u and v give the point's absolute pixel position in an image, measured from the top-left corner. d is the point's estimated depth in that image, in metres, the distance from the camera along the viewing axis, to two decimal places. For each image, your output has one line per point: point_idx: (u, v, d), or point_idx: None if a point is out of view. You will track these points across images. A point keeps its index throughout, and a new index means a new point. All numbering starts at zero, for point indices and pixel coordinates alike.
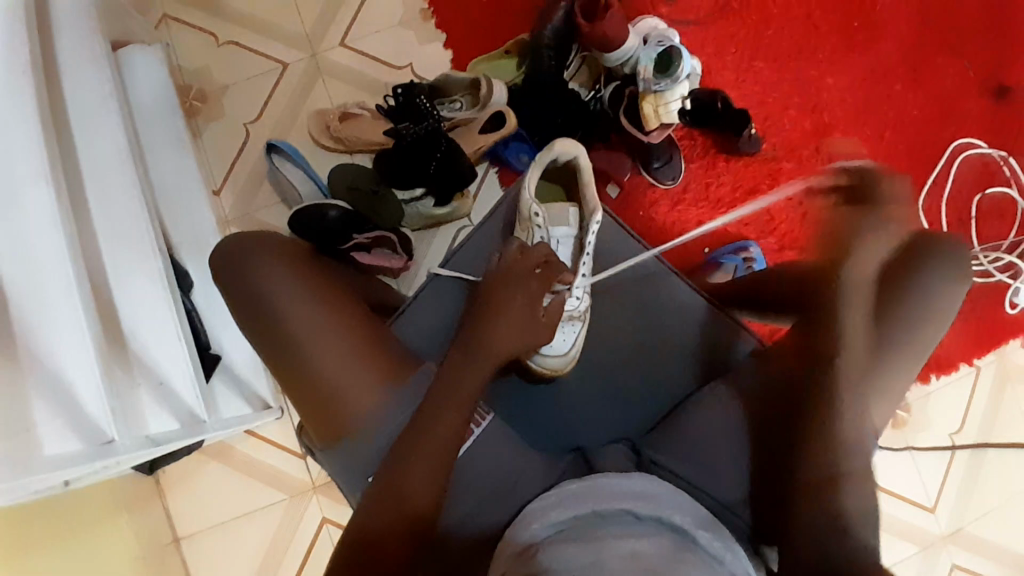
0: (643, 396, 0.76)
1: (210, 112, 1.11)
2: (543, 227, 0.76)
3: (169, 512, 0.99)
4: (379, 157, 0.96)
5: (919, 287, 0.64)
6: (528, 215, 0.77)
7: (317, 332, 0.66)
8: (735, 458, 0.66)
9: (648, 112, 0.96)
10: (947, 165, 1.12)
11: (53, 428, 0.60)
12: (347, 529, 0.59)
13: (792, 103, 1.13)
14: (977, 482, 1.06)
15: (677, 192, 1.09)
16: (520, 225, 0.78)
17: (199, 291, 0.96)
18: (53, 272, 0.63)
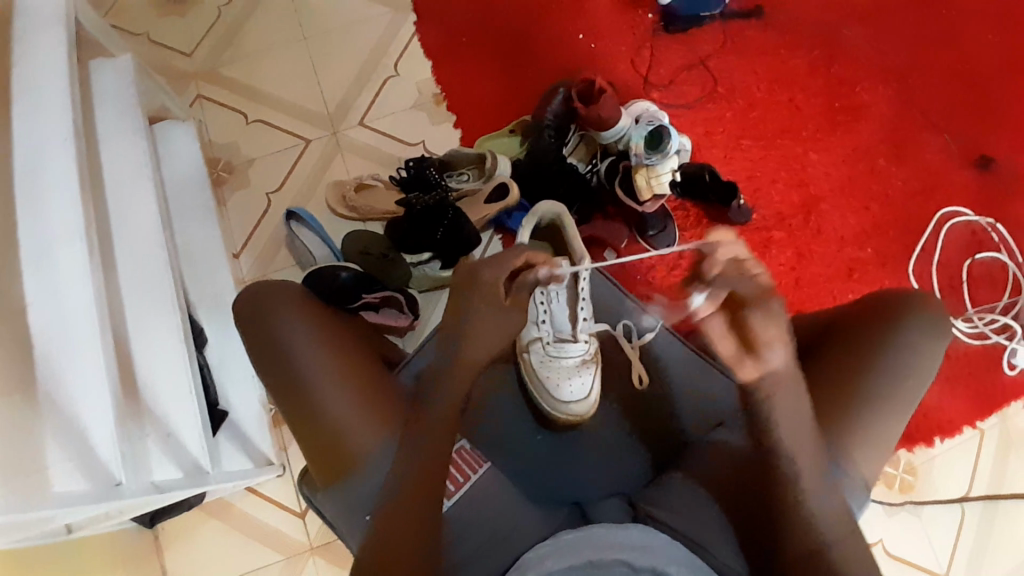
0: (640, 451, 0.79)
1: (235, 182, 1.20)
2: None
3: (164, 571, 0.98)
4: (392, 223, 1.03)
5: (897, 343, 0.67)
6: None
7: (325, 374, 0.69)
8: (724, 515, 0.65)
9: (642, 184, 1.04)
10: (934, 233, 1.17)
11: (64, 468, 0.62)
12: None
13: (779, 176, 1.21)
14: (990, 544, 1.03)
15: (673, 258, 1.14)
16: None
17: (212, 347, 1.00)
18: (79, 322, 0.68)
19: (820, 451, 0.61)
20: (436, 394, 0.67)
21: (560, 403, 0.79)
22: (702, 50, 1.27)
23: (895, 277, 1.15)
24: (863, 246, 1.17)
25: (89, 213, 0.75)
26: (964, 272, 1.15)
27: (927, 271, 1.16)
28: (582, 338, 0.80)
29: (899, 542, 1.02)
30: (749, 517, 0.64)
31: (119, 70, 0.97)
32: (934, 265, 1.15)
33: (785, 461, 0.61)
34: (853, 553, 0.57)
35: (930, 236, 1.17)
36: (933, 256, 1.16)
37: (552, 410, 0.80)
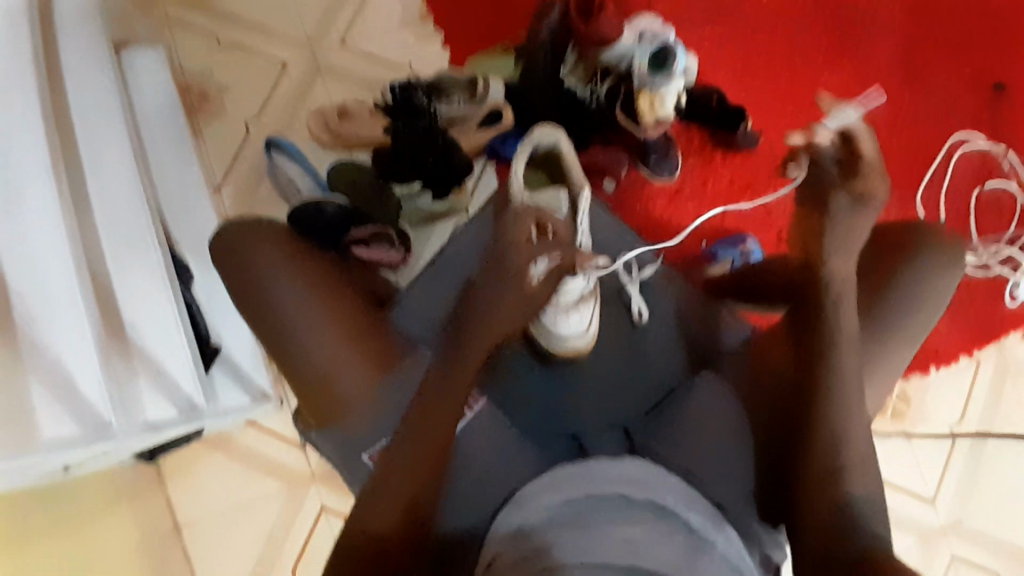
0: (640, 386, 0.78)
1: (211, 110, 1.12)
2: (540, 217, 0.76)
3: (170, 502, 0.98)
4: (378, 153, 0.97)
5: (911, 276, 0.65)
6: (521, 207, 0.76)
7: (311, 316, 0.67)
8: (724, 449, 0.66)
9: (643, 108, 0.97)
10: (945, 161, 1.13)
11: (52, 413, 0.61)
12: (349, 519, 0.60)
13: (788, 99, 1.14)
14: (978, 471, 1.05)
15: (673, 186, 1.10)
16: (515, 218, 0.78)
17: (198, 284, 0.96)
18: (54, 264, 0.65)
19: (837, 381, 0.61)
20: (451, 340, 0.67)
21: (561, 341, 0.77)
22: None
23: (904, 205, 1.11)
24: None
25: (54, 146, 0.70)
26: (973, 202, 1.12)
27: (935, 201, 1.11)
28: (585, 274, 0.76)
29: (891, 468, 1.04)
30: (769, 452, 0.65)
31: None
32: (943, 194, 1.11)
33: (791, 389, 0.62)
34: (857, 478, 0.57)
35: (940, 166, 1.13)
36: (941, 184, 1.12)
37: (551, 347, 0.78)
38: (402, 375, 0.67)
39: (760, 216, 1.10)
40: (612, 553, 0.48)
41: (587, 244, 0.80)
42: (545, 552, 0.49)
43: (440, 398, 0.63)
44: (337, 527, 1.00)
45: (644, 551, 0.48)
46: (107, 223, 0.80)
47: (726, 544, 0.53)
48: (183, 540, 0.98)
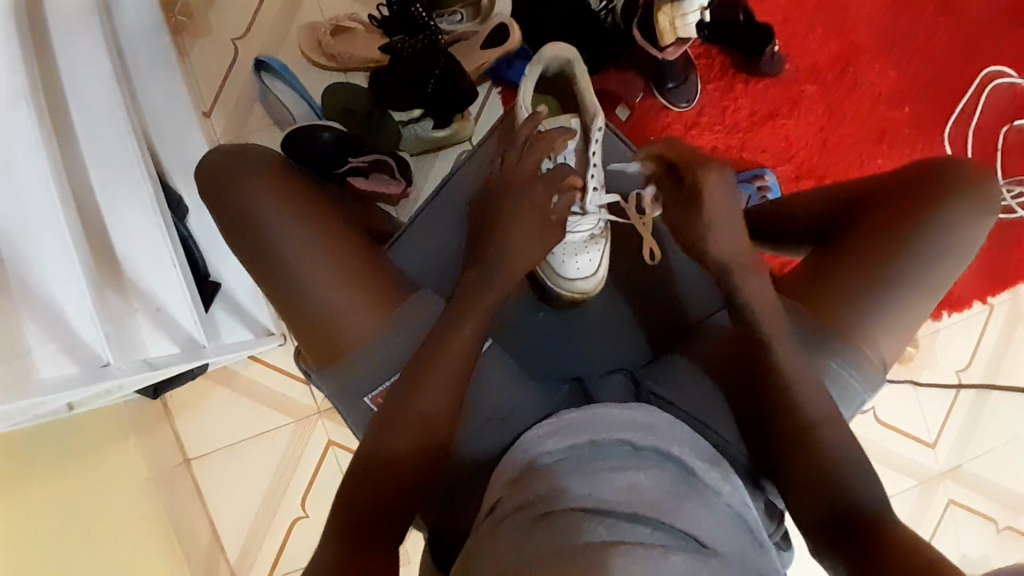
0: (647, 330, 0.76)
1: (196, 28, 1.04)
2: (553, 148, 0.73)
3: (178, 434, 1.01)
4: (374, 76, 0.91)
5: (945, 221, 0.61)
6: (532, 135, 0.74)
7: (309, 254, 0.64)
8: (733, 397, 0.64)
9: (664, 26, 0.88)
10: (975, 96, 1.05)
11: (47, 352, 0.59)
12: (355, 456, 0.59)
13: (818, 20, 1.05)
14: (981, 417, 1.05)
15: (691, 115, 1.03)
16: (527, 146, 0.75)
17: (193, 218, 0.93)
18: (36, 195, 0.62)
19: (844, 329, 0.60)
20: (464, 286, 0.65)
21: (568, 283, 0.75)
22: None
23: (929, 141, 1.04)
24: (900, 104, 1.05)
25: (26, 68, 0.65)
26: (1000, 139, 1.04)
27: (962, 135, 1.04)
28: (590, 209, 0.74)
29: (892, 411, 1.05)
30: (747, 400, 0.62)
31: None
32: (971, 129, 1.04)
33: (783, 341, 0.60)
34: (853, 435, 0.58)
35: (971, 99, 1.05)
36: (970, 119, 1.04)
37: (557, 287, 0.75)
38: (405, 312, 0.65)
39: (780, 149, 1.04)
40: (616, 498, 0.47)
41: (599, 179, 0.74)
42: (549, 497, 0.48)
43: (450, 338, 0.61)
44: (343, 461, 1.02)
45: (648, 497, 0.48)
46: (91, 152, 0.75)
47: (732, 495, 0.53)
48: (193, 472, 1.01)
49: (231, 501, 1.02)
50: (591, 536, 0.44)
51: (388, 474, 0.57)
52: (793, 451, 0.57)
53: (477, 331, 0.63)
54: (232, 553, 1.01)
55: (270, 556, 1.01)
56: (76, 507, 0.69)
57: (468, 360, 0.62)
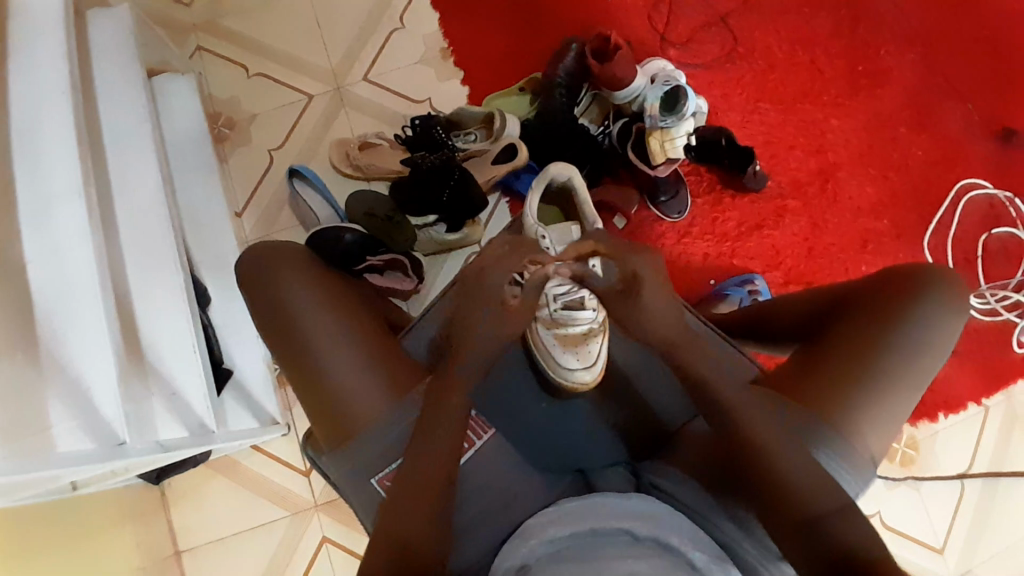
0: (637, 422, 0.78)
1: (237, 139, 1.17)
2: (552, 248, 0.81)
3: (171, 525, 0.99)
4: (397, 184, 1.01)
5: (920, 318, 0.66)
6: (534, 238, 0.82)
7: (328, 338, 0.69)
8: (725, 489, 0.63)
9: (655, 148, 1.00)
10: (951, 207, 1.14)
11: (68, 429, 0.61)
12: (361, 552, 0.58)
13: (797, 143, 1.17)
14: (990, 523, 1.03)
15: (683, 225, 1.11)
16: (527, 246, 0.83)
17: (216, 307, 0.98)
18: (77, 279, 0.67)
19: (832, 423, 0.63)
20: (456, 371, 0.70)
21: (564, 371, 0.80)
22: (723, 7, 1.22)
23: (910, 250, 1.12)
24: (878, 217, 1.14)
25: (88, 170, 0.73)
26: (979, 247, 1.12)
27: (942, 244, 1.13)
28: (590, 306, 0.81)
29: (897, 515, 1.03)
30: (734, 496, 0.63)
31: (114, 17, 0.93)
32: (949, 238, 1.13)
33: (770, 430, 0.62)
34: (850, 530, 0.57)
35: (948, 210, 1.14)
36: (948, 230, 1.13)
37: (561, 377, 0.80)
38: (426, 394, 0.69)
39: (769, 257, 1.12)
40: None
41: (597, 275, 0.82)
42: None
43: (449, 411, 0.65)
44: (336, 558, 1.00)
45: None
46: (131, 243, 0.81)
47: None
48: (182, 566, 0.98)
49: None
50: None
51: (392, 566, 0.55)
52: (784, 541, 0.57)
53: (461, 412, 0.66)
54: None
55: None
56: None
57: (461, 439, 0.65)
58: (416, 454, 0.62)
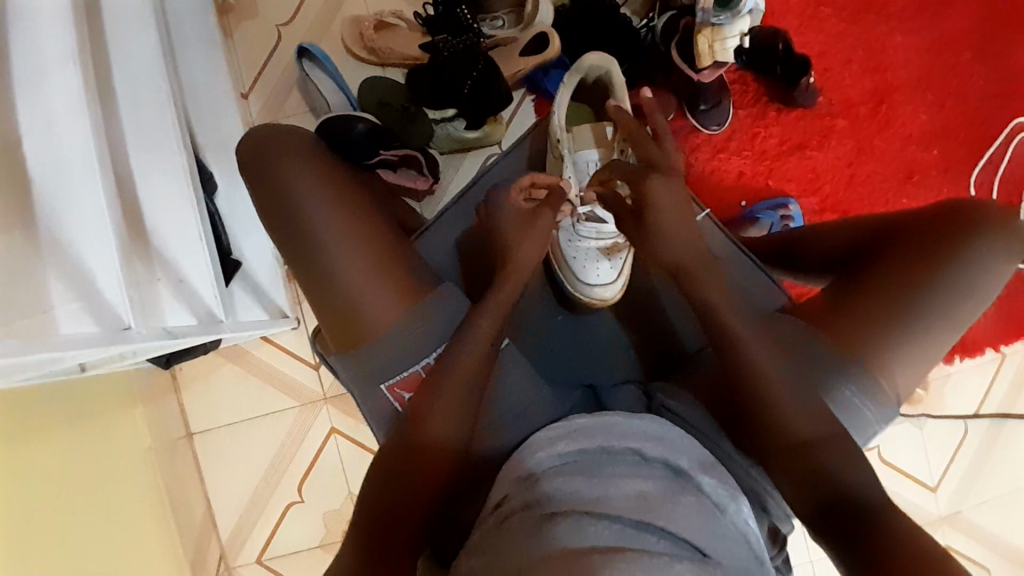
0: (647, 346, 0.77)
1: (242, 10, 1.06)
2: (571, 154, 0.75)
3: (183, 409, 1.02)
4: (414, 72, 0.92)
5: (971, 258, 0.62)
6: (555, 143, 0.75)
7: (338, 240, 0.65)
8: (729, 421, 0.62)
9: (703, 48, 0.89)
10: (1002, 147, 1.05)
11: (69, 310, 0.59)
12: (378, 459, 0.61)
13: (855, 56, 1.05)
14: (987, 466, 1.04)
15: (720, 139, 1.03)
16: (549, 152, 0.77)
17: (222, 196, 0.94)
18: (72, 155, 0.62)
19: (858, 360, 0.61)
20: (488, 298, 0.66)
21: (583, 286, 0.76)
22: None
23: (954, 185, 1.04)
24: (928, 146, 1.05)
25: (79, 32, 0.66)
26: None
27: (988, 183, 1.05)
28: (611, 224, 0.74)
29: (896, 452, 1.04)
30: (741, 430, 0.61)
31: None
32: (997, 177, 1.04)
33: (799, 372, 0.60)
34: (855, 470, 0.56)
35: (998, 149, 1.05)
36: (997, 168, 1.05)
37: (578, 292, 0.77)
38: (429, 305, 0.65)
39: (807, 180, 1.04)
40: (622, 504, 0.47)
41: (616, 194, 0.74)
42: (547, 499, 0.49)
43: (471, 341, 0.63)
44: (344, 448, 1.03)
45: (654, 502, 0.48)
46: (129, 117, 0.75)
47: (736, 514, 0.52)
48: (194, 447, 1.02)
49: (232, 476, 1.03)
50: (534, 549, 0.44)
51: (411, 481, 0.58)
52: (779, 473, 0.58)
53: (491, 338, 0.64)
54: (225, 532, 1.02)
55: (259, 543, 1.02)
56: (70, 486, 0.68)
57: (482, 364, 0.63)
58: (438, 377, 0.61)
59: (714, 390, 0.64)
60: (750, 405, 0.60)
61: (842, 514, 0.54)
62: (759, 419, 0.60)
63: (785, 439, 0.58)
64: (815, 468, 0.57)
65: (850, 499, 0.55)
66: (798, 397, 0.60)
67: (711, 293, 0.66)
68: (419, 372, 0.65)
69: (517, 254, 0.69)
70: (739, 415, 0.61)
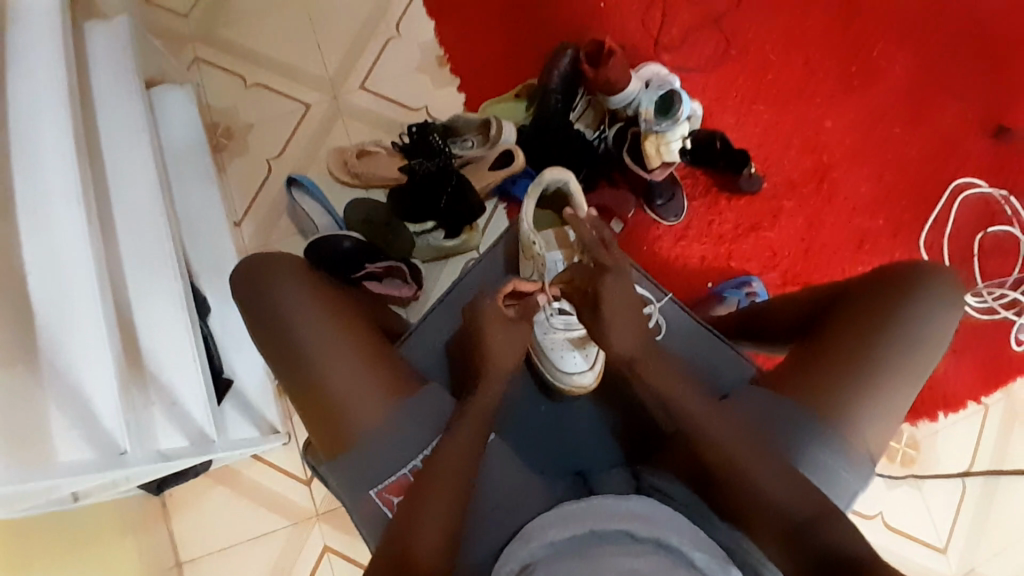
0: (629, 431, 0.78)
1: (235, 149, 1.17)
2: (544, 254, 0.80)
3: (172, 537, 0.99)
4: (395, 192, 1.01)
5: (913, 315, 0.67)
6: (528, 245, 0.81)
7: (326, 351, 0.69)
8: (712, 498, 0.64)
9: (651, 151, 1.00)
10: (947, 205, 1.15)
11: (71, 438, 0.61)
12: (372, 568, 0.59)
13: (790, 144, 1.18)
14: (993, 521, 1.03)
15: (679, 228, 1.12)
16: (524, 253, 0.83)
17: (215, 317, 0.98)
18: (77, 290, 0.66)
19: (826, 420, 0.64)
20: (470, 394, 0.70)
21: (560, 374, 0.79)
22: (715, 11, 1.23)
23: (907, 248, 1.13)
24: (873, 216, 1.15)
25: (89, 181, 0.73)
26: (976, 245, 1.13)
27: (938, 243, 1.13)
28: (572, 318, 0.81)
29: (900, 516, 1.03)
30: (727, 501, 0.63)
31: (111, 29, 0.93)
32: (945, 237, 1.13)
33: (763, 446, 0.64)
34: (843, 533, 0.57)
35: (943, 208, 1.15)
36: (945, 227, 1.14)
37: (557, 380, 0.79)
38: (414, 404, 0.68)
39: (766, 257, 1.12)
40: None
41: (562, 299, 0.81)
42: None
43: (457, 438, 0.65)
44: (338, 568, 1.00)
45: None
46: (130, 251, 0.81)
47: None
48: None
49: None
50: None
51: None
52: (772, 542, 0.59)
53: (480, 433, 0.67)
54: None
55: None
56: None
57: (471, 465, 0.64)
58: (428, 475, 0.63)
59: (694, 466, 0.66)
60: (737, 477, 0.62)
61: None
62: (742, 487, 0.62)
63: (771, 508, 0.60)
64: (798, 534, 0.58)
65: (839, 560, 0.55)
66: (776, 464, 0.62)
67: (655, 376, 0.71)
68: (407, 476, 0.66)
69: (494, 353, 0.72)
70: (721, 485, 0.63)
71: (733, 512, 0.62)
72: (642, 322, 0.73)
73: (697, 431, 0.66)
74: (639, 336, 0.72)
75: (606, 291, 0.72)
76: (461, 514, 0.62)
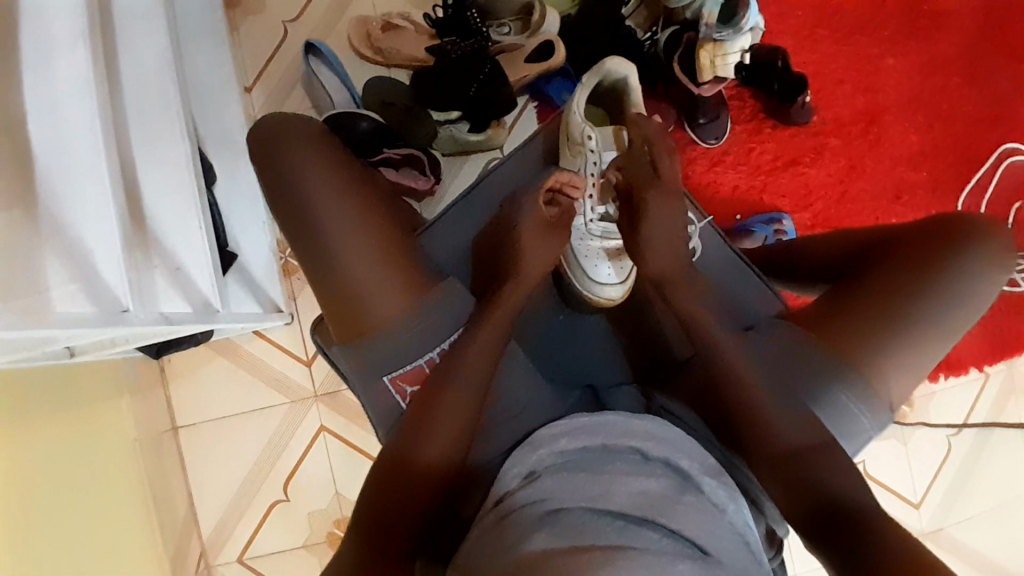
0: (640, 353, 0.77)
1: (248, 5, 1.06)
2: (596, 151, 0.75)
3: (170, 402, 1.01)
4: (420, 73, 0.93)
5: (960, 271, 0.64)
6: (579, 139, 0.76)
7: (347, 233, 0.65)
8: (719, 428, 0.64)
9: (704, 63, 0.92)
10: (991, 169, 1.08)
11: (68, 291, 0.56)
12: (383, 455, 0.61)
13: (847, 77, 1.09)
14: (968, 482, 1.06)
15: (717, 152, 1.06)
16: (571, 150, 0.77)
17: (221, 188, 0.93)
18: (78, 137, 0.61)
19: (851, 368, 0.63)
20: (495, 298, 0.68)
21: (591, 285, 0.77)
22: None
23: (944, 206, 1.08)
24: (917, 168, 1.08)
25: (90, 14, 0.65)
26: (1011, 215, 1.08)
27: (975, 206, 1.08)
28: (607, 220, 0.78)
29: (880, 466, 1.06)
30: (734, 434, 0.62)
31: None
32: (984, 201, 1.08)
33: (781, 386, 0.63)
34: (845, 478, 0.57)
35: (987, 171, 1.08)
36: (985, 191, 1.08)
37: (586, 291, 0.78)
38: (434, 299, 0.66)
39: (800, 196, 1.07)
40: (624, 502, 0.48)
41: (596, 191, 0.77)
42: (538, 500, 0.49)
43: (475, 342, 0.64)
44: (332, 447, 1.02)
45: (656, 502, 0.48)
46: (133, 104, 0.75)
47: (736, 514, 0.52)
48: (179, 440, 1.00)
49: (215, 473, 1.01)
50: (536, 544, 0.44)
51: (412, 476, 0.59)
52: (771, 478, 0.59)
53: (496, 338, 0.65)
54: (206, 528, 1.00)
55: (241, 542, 1.01)
56: (50, 477, 0.66)
57: (485, 370, 0.63)
58: (444, 374, 0.62)
59: (709, 398, 0.65)
60: (748, 413, 0.62)
61: (827, 515, 0.56)
62: (751, 423, 0.61)
63: (775, 445, 0.60)
64: (805, 473, 0.58)
65: (834, 502, 0.56)
66: (786, 408, 0.61)
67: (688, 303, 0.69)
68: (422, 367, 0.65)
69: (528, 261, 0.70)
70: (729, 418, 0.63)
71: (738, 445, 0.62)
72: (681, 243, 0.71)
73: (721, 363, 0.65)
74: (676, 260, 0.71)
75: (650, 210, 0.70)
76: (476, 416, 0.62)
